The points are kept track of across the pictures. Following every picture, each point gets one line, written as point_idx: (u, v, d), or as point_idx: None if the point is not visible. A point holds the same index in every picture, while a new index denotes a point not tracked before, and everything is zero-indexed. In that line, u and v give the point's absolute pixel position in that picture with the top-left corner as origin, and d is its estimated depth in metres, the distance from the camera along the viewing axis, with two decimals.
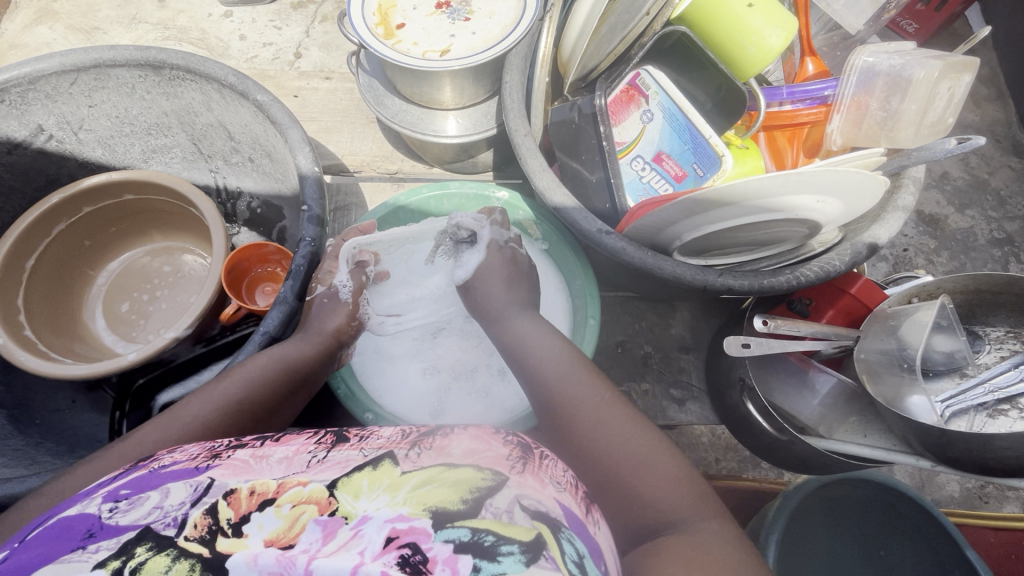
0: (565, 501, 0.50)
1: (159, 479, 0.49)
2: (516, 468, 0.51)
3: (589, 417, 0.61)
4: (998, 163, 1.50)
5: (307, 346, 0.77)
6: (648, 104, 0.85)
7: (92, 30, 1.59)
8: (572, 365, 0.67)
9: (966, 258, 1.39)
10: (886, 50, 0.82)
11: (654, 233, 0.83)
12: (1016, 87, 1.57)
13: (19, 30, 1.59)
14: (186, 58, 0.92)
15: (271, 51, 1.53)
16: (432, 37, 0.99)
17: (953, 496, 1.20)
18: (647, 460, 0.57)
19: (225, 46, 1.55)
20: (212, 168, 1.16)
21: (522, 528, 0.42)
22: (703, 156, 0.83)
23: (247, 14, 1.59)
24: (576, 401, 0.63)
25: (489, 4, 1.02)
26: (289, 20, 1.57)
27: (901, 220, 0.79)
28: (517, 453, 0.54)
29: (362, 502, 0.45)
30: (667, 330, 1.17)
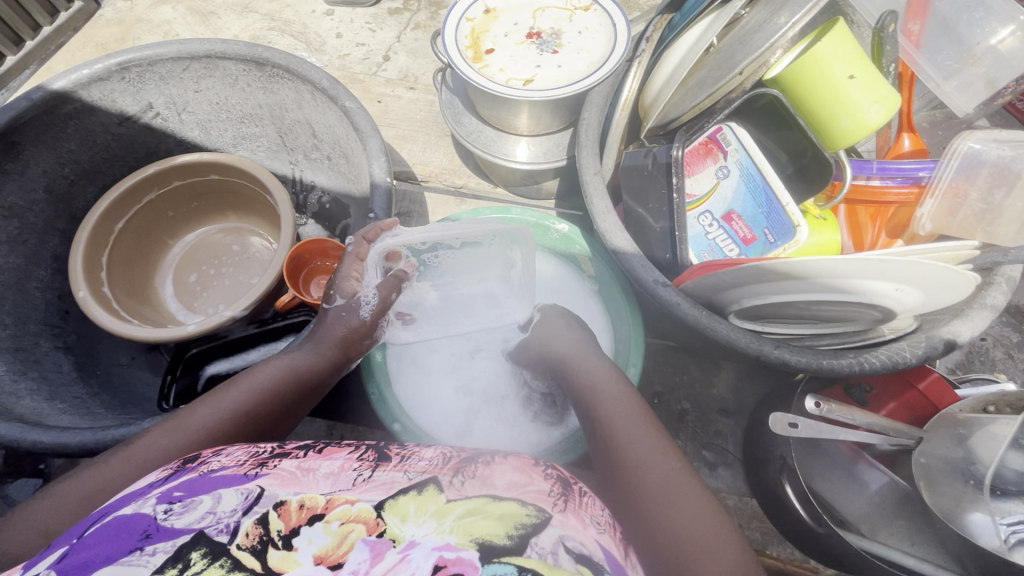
0: (605, 543, 0.50)
1: (209, 483, 0.50)
2: (558, 506, 0.51)
3: (649, 495, 0.58)
4: None
5: (316, 354, 0.78)
6: (727, 160, 0.83)
7: (208, 15, 1.72)
8: (641, 425, 0.65)
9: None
10: (994, 137, 0.77)
11: (713, 292, 0.79)
12: None
13: (147, 7, 1.75)
14: (287, 59, 0.98)
15: (362, 52, 1.60)
16: (518, 65, 1.01)
17: None
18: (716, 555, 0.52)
19: (322, 42, 1.64)
20: (291, 160, 1.22)
21: (566, 573, 0.42)
22: (776, 223, 0.80)
23: (347, 15, 1.68)
24: (649, 476, 0.59)
25: (579, 39, 1.04)
26: (384, 25, 1.65)
27: (988, 319, 0.72)
28: (557, 489, 0.54)
29: (410, 526, 0.45)
30: (709, 389, 1.13)
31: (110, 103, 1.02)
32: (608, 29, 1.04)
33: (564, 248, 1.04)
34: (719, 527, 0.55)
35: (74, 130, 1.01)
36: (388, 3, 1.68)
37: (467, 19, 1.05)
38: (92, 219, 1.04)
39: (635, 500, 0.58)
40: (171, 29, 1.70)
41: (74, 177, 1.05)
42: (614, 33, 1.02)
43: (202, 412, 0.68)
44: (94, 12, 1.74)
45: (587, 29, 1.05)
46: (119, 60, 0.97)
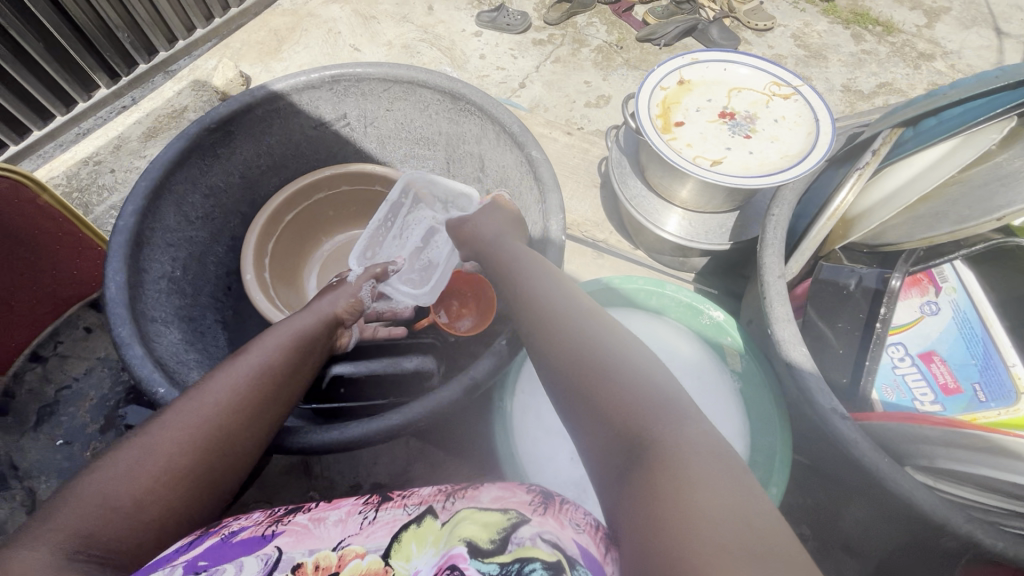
0: (585, 544, 0.48)
1: (232, 547, 0.49)
2: (537, 510, 0.51)
3: (595, 382, 0.53)
4: None
5: (310, 317, 0.79)
6: (939, 297, 0.78)
7: (369, 17, 1.93)
8: (579, 329, 0.59)
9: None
10: None
11: (898, 438, 0.71)
12: None
13: (318, 4, 1.95)
14: (483, 99, 1.02)
15: (500, 75, 1.81)
16: (707, 144, 0.99)
17: None
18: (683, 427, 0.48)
19: (465, 59, 1.85)
20: None
21: (545, 551, 0.45)
22: (993, 383, 0.71)
23: (494, 38, 1.90)
24: (579, 361, 0.56)
25: (775, 127, 1.00)
26: (525, 53, 1.86)
27: None
28: (539, 497, 0.54)
29: (413, 564, 0.46)
30: (835, 520, 1.02)
31: (313, 108, 1.10)
32: (809, 122, 0.99)
33: (712, 337, 1.00)
34: (676, 399, 0.52)
35: (277, 127, 1.10)
36: (534, 35, 1.91)
37: (661, 87, 1.04)
38: (269, 208, 1.13)
39: (587, 392, 0.53)
40: (335, 26, 1.90)
41: (265, 168, 1.14)
42: (816, 129, 0.97)
43: (215, 384, 0.64)
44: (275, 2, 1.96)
45: (785, 118, 1.01)
46: (333, 74, 1.05)
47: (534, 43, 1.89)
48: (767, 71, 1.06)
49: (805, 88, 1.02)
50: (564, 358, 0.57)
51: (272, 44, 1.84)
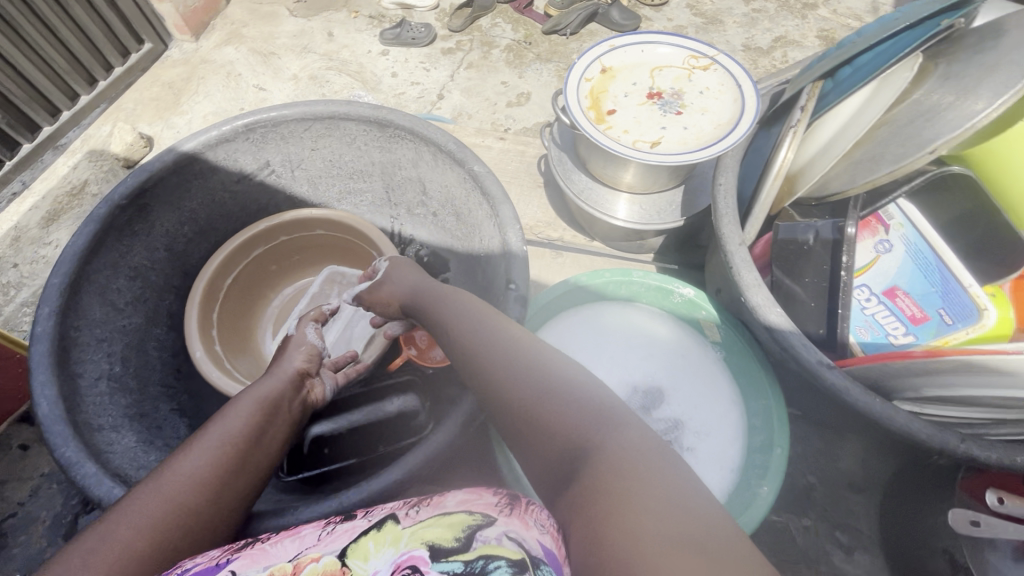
0: (550, 544, 0.47)
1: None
2: (503, 510, 0.50)
3: (527, 413, 0.55)
4: None
5: (273, 379, 0.72)
6: (889, 234, 0.81)
7: (268, 54, 1.84)
8: (504, 357, 0.61)
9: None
10: None
11: (886, 373, 0.73)
12: None
13: (211, 48, 1.85)
14: (412, 121, 0.98)
15: (416, 90, 1.77)
16: (642, 127, 0.99)
17: None
18: (614, 439, 0.50)
19: (378, 80, 1.79)
20: (393, 214, 1.22)
21: (509, 549, 0.45)
22: (953, 304, 0.76)
23: (402, 54, 1.86)
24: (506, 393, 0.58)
25: (702, 99, 1.02)
26: (437, 64, 1.83)
27: None
28: (506, 498, 0.52)
29: (370, 563, 0.48)
30: (835, 462, 1.06)
31: (232, 162, 1.03)
32: (732, 89, 1.02)
33: (686, 313, 1.01)
34: (616, 412, 0.53)
35: (197, 189, 1.02)
36: (442, 44, 1.88)
37: (586, 79, 1.04)
38: (206, 276, 1.04)
39: (522, 422, 0.56)
40: (234, 68, 1.80)
41: (191, 235, 1.06)
42: (741, 94, 1.00)
43: (179, 462, 0.59)
44: (161, 54, 1.83)
45: (709, 89, 1.03)
46: (247, 122, 0.98)
47: (444, 52, 1.86)
48: (682, 46, 1.08)
49: (720, 57, 1.05)
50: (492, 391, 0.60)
51: (168, 99, 1.72)
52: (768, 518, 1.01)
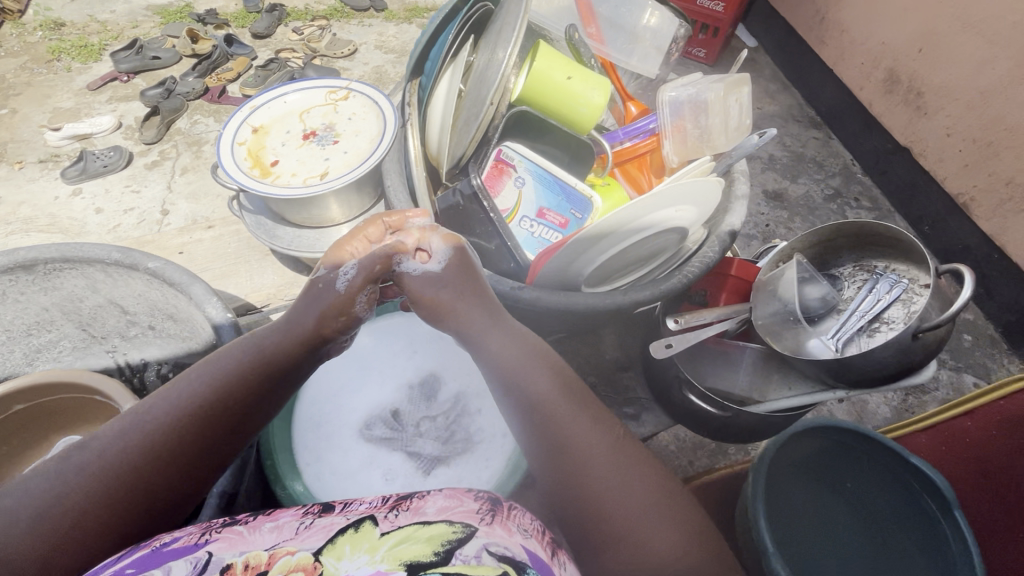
0: (532, 546, 0.52)
1: (163, 556, 0.48)
2: (485, 519, 0.52)
3: (622, 466, 0.59)
4: (807, 138, 2.13)
5: (288, 338, 0.66)
6: (517, 172, 0.97)
7: None
8: (570, 404, 0.63)
9: (814, 216, 1.87)
10: (683, 83, 1.01)
11: (559, 273, 0.91)
12: (795, 81, 2.29)
13: None
14: (59, 248, 0.90)
15: (134, 215, 1.72)
16: (307, 166, 1.06)
17: (887, 415, 1.43)
18: (643, 505, 0.56)
19: (83, 222, 1.70)
20: (108, 347, 1.10)
21: (488, 567, 0.45)
22: (576, 202, 0.97)
23: (98, 185, 1.79)
24: (575, 435, 0.61)
25: (353, 124, 1.13)
26: (145, 182, 1.81)
27: (744, 205, 0.98)
28: (486, 506, 0.55)
29: (345, 562, 0.46)
30: (601, 357, 1.26)
31: None
32: (374, 107, 1.15)
33: None
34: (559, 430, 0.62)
35: None
36: (143, 159, 1.87)
37: (240, 143, 1.07)
38: None
39: (573, 468, 0.59)
40: None
41: None
42: (381, 109, 1.13)
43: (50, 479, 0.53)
44: None
45: (356, 113, 1.14)
46: None
47: (148, 167, 1.85)
48: (319, 86, 1.17)
49: (354, 84, 1.17)
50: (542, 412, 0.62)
51: None
52: None
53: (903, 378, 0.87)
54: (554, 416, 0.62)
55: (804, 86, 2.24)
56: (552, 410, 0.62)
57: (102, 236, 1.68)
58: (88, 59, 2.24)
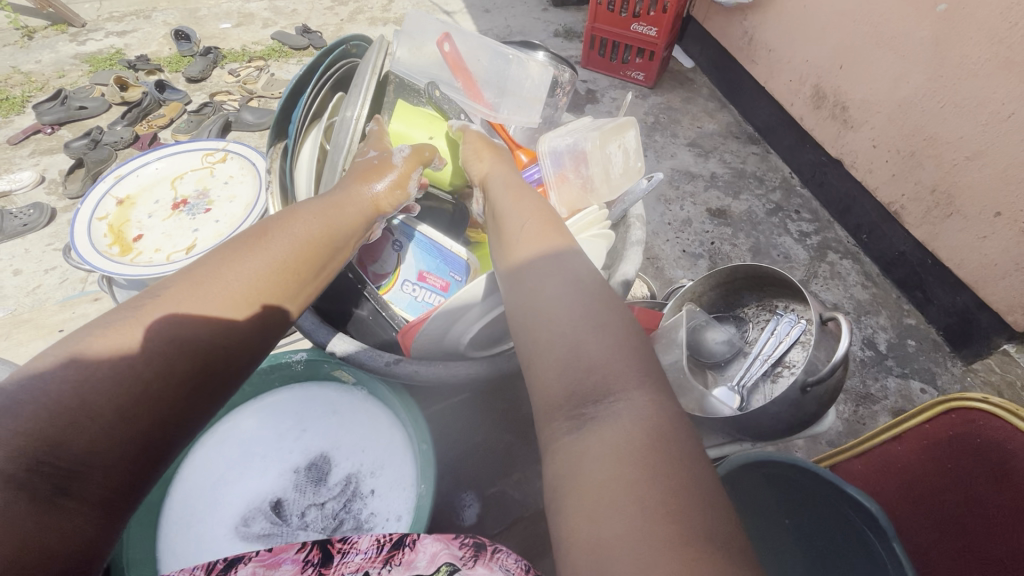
0: None
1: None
2: (467, 563, 0.57)
3: (549, 308, 0.60)
4: (748, 154, 2.15)
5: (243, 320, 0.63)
6: (395, 235, 0.93)
7: None
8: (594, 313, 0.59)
9: (757, 232, 1.88)
10: (562, 132, 0.98)
11: (435, 338, 0.84)
12: (733, 99, 2.34)
13: None
14: None
15: (55, 275, 1.61)
16: (174, 239, 0.99)
17: (839, 431, 1.41)
18: (577, 335, 0.57)
19: (1, 285, 1.57)
20: None
21: None
22: (454, 263, 0.88)
23: (19, 245, 1.68)
24: (539, 292, 0.62)
25: (228, 188, 1.06)
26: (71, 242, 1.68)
27: (639, 252, 0.94)
28: (470, 551, 0.59)
29: None
30: (519, 411, 1.19)
31: None
32: (252, 169, 1.09)
33: (315, 373, 1.04)
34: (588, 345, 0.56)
35: None
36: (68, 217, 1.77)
37: (99, 218, 0.99)
38: None
39: (530, 327, 0.60)
40: None
41: None
42: (258, 171, 1.07)
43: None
44: None
45: (232, 176, 1.08)
46: None
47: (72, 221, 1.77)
48: (193, 149, 1.11)
49: (230, 146, 1.11)
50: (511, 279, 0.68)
51: None
52: (486, 494, 1.09)
53: (805, 427, 0.86)
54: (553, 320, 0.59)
55: (741, 103, 2.29)
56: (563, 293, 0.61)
57: (21, 299, 1.53)
58: (11, 114, 2.25)
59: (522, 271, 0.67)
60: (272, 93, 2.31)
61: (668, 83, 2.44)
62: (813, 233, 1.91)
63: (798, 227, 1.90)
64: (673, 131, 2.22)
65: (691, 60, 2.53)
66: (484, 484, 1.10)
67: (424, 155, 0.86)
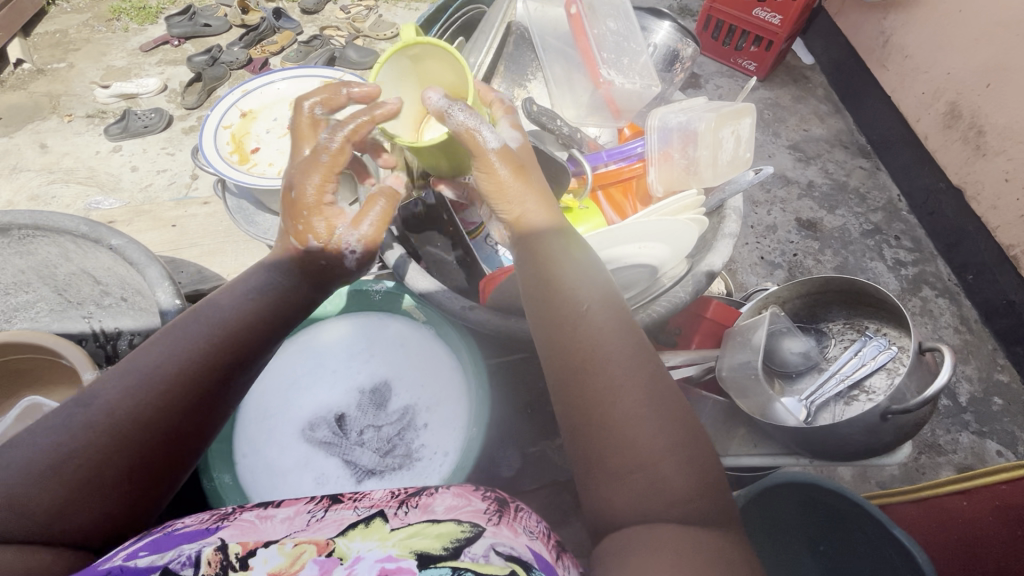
0: (538, 547, 0.51)
1: (174, 539, 0.49)
2: (492, 520, 0.52)
3: (627, 395, 0.53)
4: (853, 166, 1.99)
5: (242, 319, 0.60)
6: None
7: None
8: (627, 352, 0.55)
9: (848, 252, 1.76)
10: (678, 109, 0.95)
11: (514, 290, 0.85)
12: (848, 105, 2.15)
13: None
14: (34, 216, 0.93)
15: (167, 177, 1.77)
16: (286, 156, 1.05)
17: (895, 474, 1.33)
18: (627, 392, 0.52)
19: (118, 179, 1.77)
20: (85, 314, 1.13)
21: (495, 566, 0.45)
22: None
23: (138, 145, 1.87)
24: (611, 368, 0.53)
25: (339, 117, 1.11)
26: (180, 145, 1.87)
27: (729, 246, 0.91)
28: (494, 506, 0.55)
29: (356, 542, 0.48)
30: None
31: None
32: (363, 102, 1.13)
33: (391, 306, 1.10)
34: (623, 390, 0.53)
35: None
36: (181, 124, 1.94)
37: (225, 127, 1.07)
38: None
39: (590, 407, 0.52)
40: None
41: None
42: (369, 105, 1.11)
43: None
44: None
45: None
46: None
47: (185, 131, 1.93)
48: (313, 75, 1.16)
49: (347, 77, 1.15)
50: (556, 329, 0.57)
51: None
52: (527, 452, 1.13)
53: (874, 456, 0.80)
54: (588, 357, 0.54)
55: (857, 111, 2.10)
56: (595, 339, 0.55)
57: (134, 193, 1.74)
58: (145, 24, 2.43)
59: (537, 245, 0.64)
60: (376, 33, 2.36)
61: (780, 77, 2.27)
62: (910, 263, 1.76)
63: (895, 254, 1.75)
64: (776, 130, 2.08)
65: (810, 55, 2.33)
66: (525, 443, 1.14)
67: (399, 198, 0.69)
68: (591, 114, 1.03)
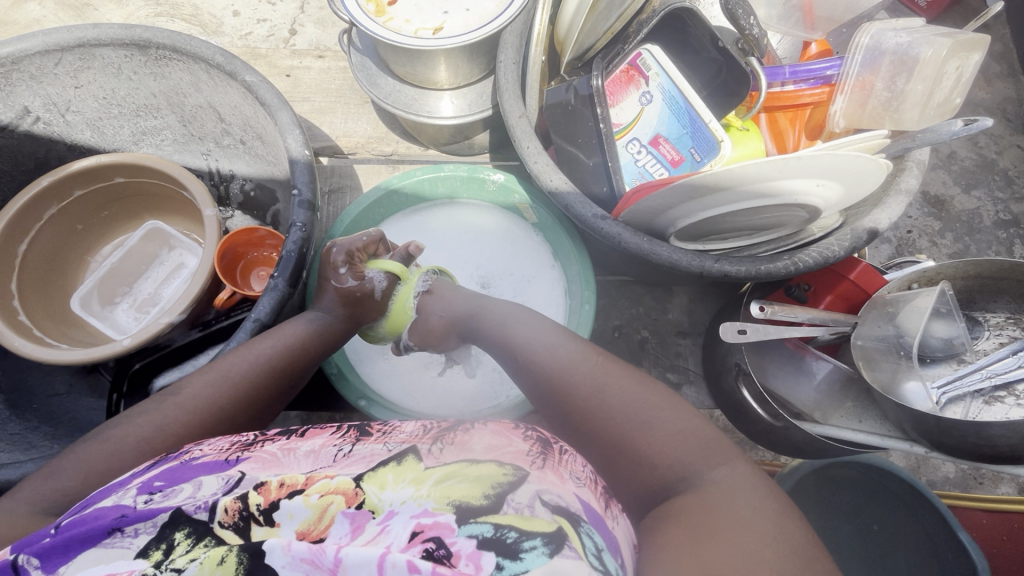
0: (585, 496, 0.51)
1: (191, 470, 0.50)
2: (536, 463, 0.53)
3: (602, 386, 0.61)
4: None
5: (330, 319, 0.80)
6: (649, 85, 0.86)
7: None
8: (591, 363, 0.65)
9: (972, 240, 1.34)
10: (893, 27, 0.81)
11: (646, 206, 0.78)
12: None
13: None
14: (172, 38, 0.90)
15: None
16: (424, 14, 0.95)
17: None
18: (592, 387, 0.62)
19: None
20: (204, 151, 1.13)
21: (542, 521, 0.44)
22: (701, 141, 0.84)
23: None
24: (575, 378, 0.63)
25: None
26: None
27: (903, 203, 0.77)
28: (537, 448, 0.55)
29: (387, 494, 0.47)
30: (665, 314, 1.16)
31: None
32: None
33: (503, 199, 1.04)
34: (580, 390, 0.62)
35: None
36: None
37: None
38: None
39: (573, 409, 0.62)
40: None
41: None
42: None
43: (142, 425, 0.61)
44: None
45: None
46: None
47: None
48: None
49: None
50: (533, 372, 0.67)
51: None
52: None
53: (1011, 464, 0.72)
54: (557, 374, 0.65)
55: None
56: (553, 368, 0.65)
57: (233, 41, 1.43)
58: None
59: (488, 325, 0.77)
60: None
61: None
62: None
63: None
64: None
65: None
66: None
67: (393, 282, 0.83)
68: (781, 19, 0.93)
